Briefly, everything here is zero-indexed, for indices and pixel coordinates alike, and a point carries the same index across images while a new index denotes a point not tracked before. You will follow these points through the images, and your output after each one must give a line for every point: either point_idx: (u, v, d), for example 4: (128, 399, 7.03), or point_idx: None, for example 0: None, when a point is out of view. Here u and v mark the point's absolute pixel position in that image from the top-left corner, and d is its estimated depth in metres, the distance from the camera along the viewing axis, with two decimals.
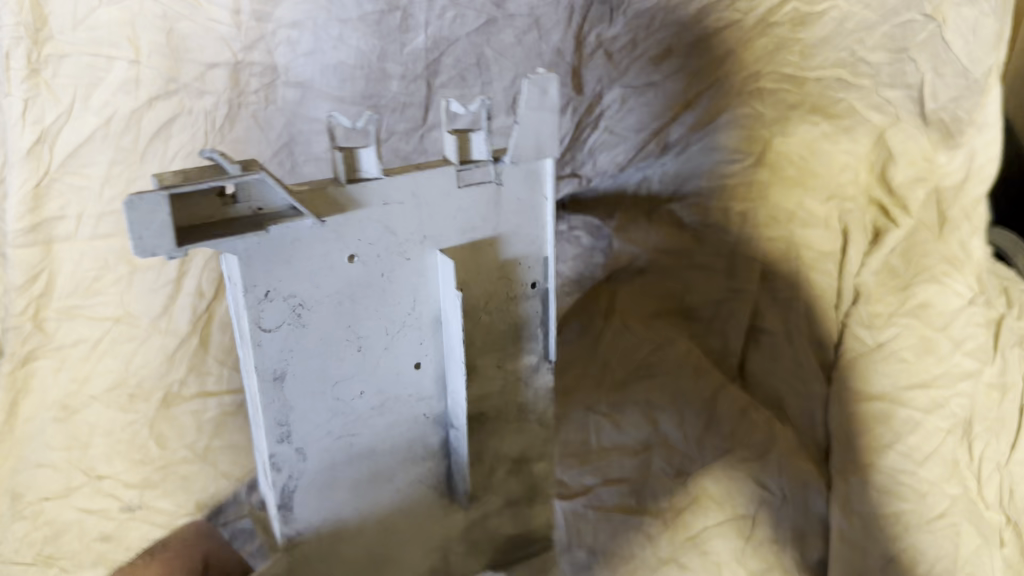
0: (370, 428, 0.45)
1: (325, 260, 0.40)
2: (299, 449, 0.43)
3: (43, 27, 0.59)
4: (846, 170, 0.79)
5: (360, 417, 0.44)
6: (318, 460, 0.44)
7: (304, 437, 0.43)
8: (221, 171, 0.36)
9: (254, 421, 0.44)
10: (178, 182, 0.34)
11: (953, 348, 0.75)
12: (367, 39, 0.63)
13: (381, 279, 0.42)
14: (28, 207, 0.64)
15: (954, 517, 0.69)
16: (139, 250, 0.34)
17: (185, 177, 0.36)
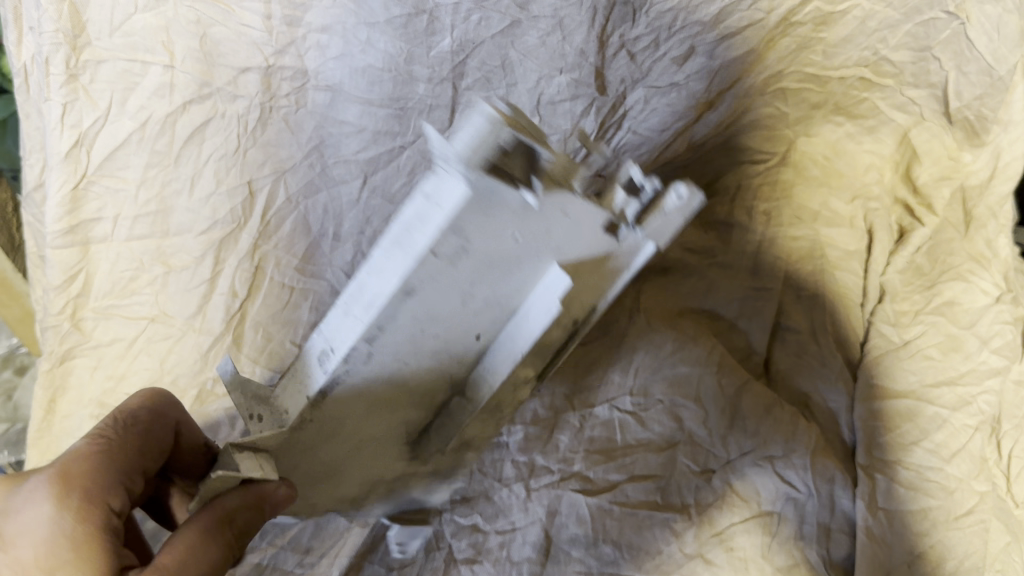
0: (415, 359, 0.54)
1: (499, 232, 0.48)
2: (367, 354, 0.50)
3: (81, 33, 0.62)
4: (871, 170, 0.81)
5: (418, 352, 0.53)
6: (375, 366, 0.51)
7: (376, 348, 0.50)
8: (539, 151, 0.44)
9: (348, 300, 0.49)
10: (519, 132, 0.42)
11: (980, 346, 0.75)
12: (394, 42, 0.64)
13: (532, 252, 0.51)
14: (66, 209, 0.66)
15: (983, 514, 0.69)
16: (479, 131, 0.41)
17: (526, 136, 0.43)
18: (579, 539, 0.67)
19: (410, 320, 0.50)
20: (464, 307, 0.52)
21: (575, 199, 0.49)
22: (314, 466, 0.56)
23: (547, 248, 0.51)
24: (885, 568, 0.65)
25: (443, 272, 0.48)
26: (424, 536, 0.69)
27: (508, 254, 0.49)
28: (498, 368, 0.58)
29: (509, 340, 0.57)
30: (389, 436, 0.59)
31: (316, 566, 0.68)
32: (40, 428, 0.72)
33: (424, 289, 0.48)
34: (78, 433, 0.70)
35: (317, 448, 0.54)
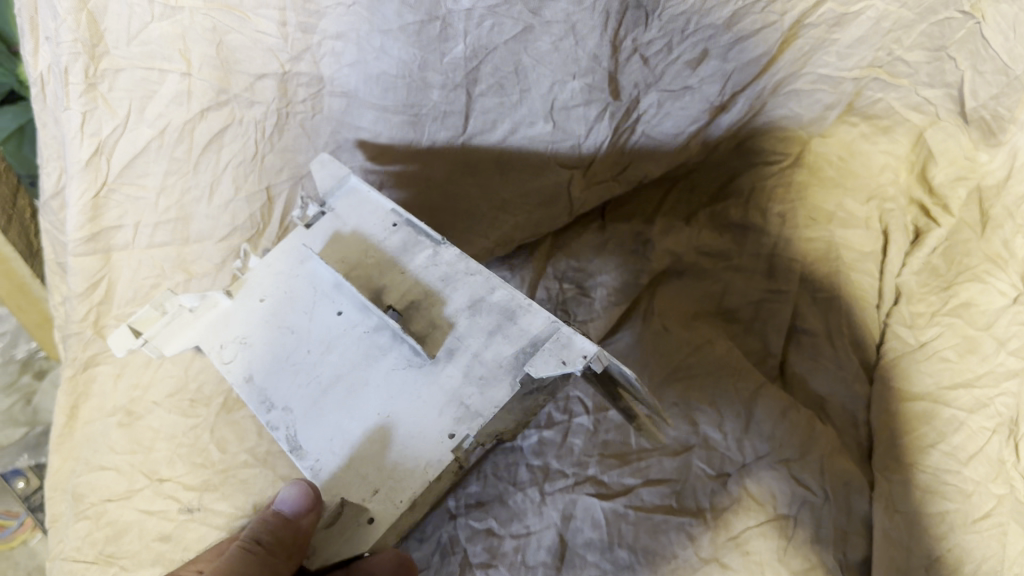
0: (328, 362, 0.57)
1: (270, 346, 0.59)
2: (284, 406, 0.56)
3: (99, 43, 0.59)
4: (886, 171, 0.83)
5: (319, 359, 0.57)
6: (302, 405, 0.56)
7: (284, 400, 0.57)
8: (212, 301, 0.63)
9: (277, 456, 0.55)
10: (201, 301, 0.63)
11: (997, 347, 0.73)
12: (407, 49, 0.64)
13: (290, 276, 0.62)
14: (87, 217, 0.66)
15: (1001, 518, 0.67)
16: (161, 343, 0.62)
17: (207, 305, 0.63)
18: (594, 542, 0.68)
19: (301, 394, 0.56)
20: (330, 325, 0.59)
21: (248, 284, 0.63)
22: (401, 470, 0.51)
23: (339, 218, 0.64)
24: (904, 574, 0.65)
25: (267, 351, 0.59)
26: (438, 540, 0.69)
27: (291, 311, 0.60)
28: (419, 258, 0.60)
29: (401, 257, 0.61)
30: (448, 389, 0.53)
31: None
32: (61, 433, 0.72)
33: (286, 381, 0.57)
34: (100, 440, 0.70)
35: (384, 478, 0.51)
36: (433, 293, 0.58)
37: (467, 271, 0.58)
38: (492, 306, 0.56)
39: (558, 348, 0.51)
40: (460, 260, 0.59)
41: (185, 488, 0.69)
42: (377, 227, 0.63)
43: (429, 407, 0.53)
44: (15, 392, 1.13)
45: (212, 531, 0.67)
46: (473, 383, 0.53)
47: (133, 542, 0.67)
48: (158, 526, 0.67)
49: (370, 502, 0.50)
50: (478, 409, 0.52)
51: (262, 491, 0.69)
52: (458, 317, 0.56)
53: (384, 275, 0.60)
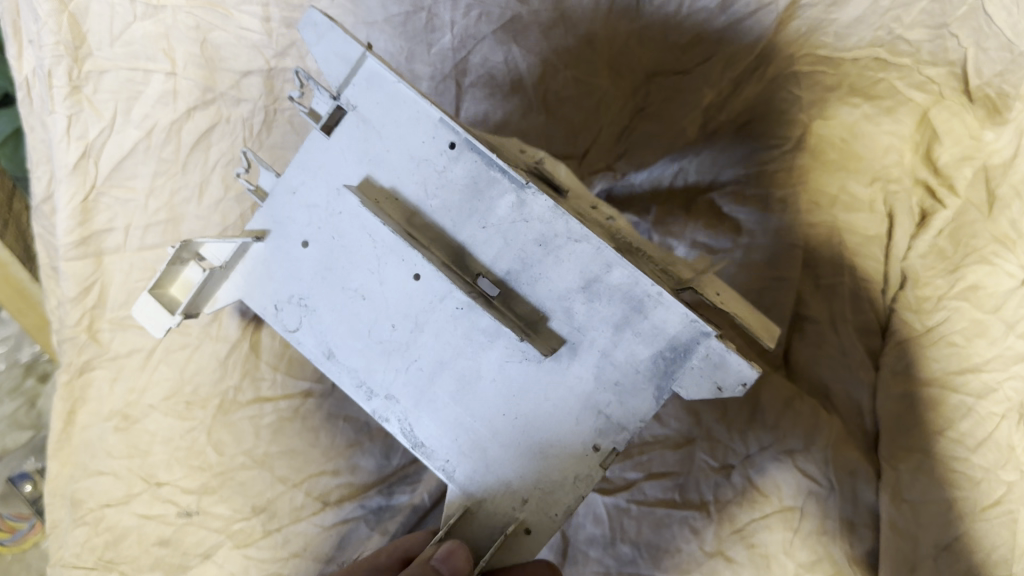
0: (424, 345, 0.50)
1: (341, 315, 0.52)
2: (387, 394, 0.51)
3: (81, 43, 0.62)
4: (890, 152, 0.77)
5: (409, 341, 0.50)
6: (407, 394, 0.51)
7: (385, 386, 0.51)
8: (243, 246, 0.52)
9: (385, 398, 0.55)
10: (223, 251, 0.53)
11: (1005, 330, 0.71)
12: (394, 41, 0.63)
13: (333, 222, 0.51)
14: (76, 221, 0.65)
15: (1011, 505, 0.67)
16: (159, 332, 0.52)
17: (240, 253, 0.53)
18: (597, 538, 0.68)
19: (404, 380, 0.51)
20: (409, 296, 0.50)
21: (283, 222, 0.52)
22: (549, 483, 0.48)
23: (372, 130, 0.49)
24: (910, 562, 0.65)
25: (342, 319, 0.52)
26: None
27: (350, 269, 0.51)
28: (501, 208, 0.47)
29: (477, 198, 0.48)
30: (580, 392, 0.48)
31: None
32: (59, 439, 0.69)
33: (380, 361, 0.51)
34: (98, 445, 0.69)
35: (531, 487, 0.48)
36: (532, 263, 0.47)
37: (571, 238, 0.46)
38: (612, 288, 0.46)
39: (709, 369, 0.45)
40: (557, 215, 0.46)
41: (184, 491, 0.68)
42: (429, 148, 0.48)
43: (564, 412, 0.48)
44: (19, 396, 1.10)
45: (211, 534, 0.68)
46: (607, 387, 0.47)
47: (132, 546, 0.68)
48: (158, 530, 0.68)
49: (523, 512, 0.49)
50: (619, 419, 0.47)
51: (261, 493, 0.69)
52: (574, 300, 0.47)
53: (458, 226, 0.48)
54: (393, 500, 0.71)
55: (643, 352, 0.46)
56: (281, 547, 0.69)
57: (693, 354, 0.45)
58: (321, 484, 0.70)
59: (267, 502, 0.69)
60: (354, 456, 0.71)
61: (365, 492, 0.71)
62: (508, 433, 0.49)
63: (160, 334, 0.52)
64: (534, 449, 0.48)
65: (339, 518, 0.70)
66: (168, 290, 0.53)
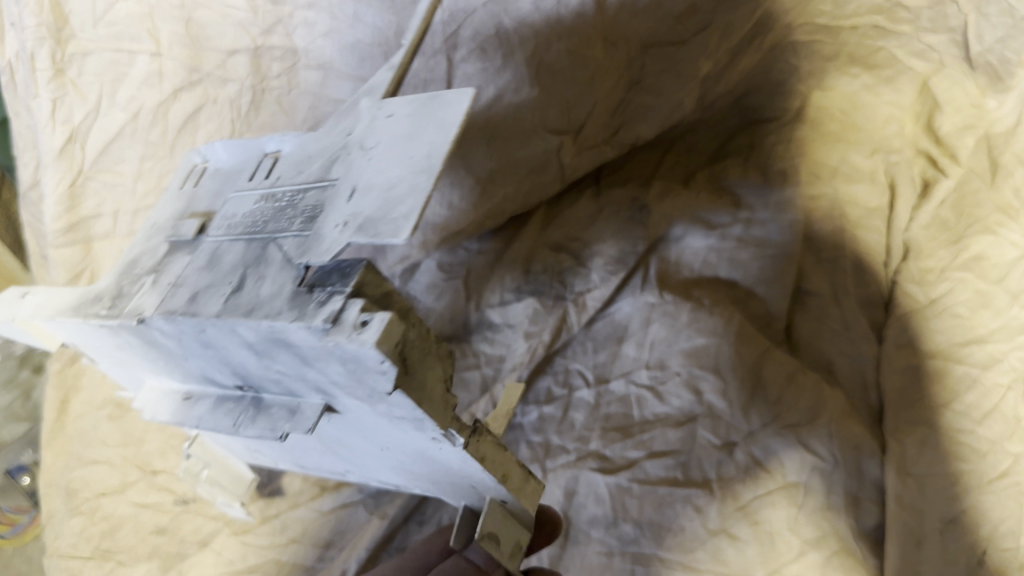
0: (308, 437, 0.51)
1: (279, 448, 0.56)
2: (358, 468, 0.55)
3: (64, 26, 0.61)
4: (891, 123, 0.77)
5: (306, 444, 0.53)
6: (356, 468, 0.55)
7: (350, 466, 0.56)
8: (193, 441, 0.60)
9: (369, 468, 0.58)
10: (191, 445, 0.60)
11: (1010, 301, 0.72)
12: (381, 16, 0.59)
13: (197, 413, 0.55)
14: (64, 207, 0.67)
15: (1018, 476, 0.66)
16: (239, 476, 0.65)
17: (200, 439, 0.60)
18: (598, 518, 0.67)
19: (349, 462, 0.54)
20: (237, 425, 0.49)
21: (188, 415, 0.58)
22: (460, 472, 0.46)
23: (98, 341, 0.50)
24: (916, 535, 0.62)
25: (268, 448, 0.57)
26: (437, 522, 0.65)
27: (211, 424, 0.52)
28: (168, 340, 0.43)
29: (154, 341, 0.44)
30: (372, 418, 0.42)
31: (336, 560, 0.64)
32: (53, 429, 0.69)
33: (316, 457, 0.56)
34: (92, 434, 0.69)
35: (466, 479, 0.48)
36: (233, 360, 0.42)
37: (202, 334, 0.40)
38: (262, 341, 0.39)
39: (357, 360, 0.35)
40: (178, 321, 0.41)
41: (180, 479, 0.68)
42: (98, 333, 0.46)
43: (387, 431, 0.43)
44: (15, 388, 1.10)
45: (208, 521, 0.67)
46: (371, 402, 0.40)
47: (129, 536, 0.66)
48: (155, 519, 0.67)
49: (485, 493, 0.48)
50: (409, 415, 0.40)
51: (259, 479, 0.69)
52: (272, 364, 0.41)
53: (185, 361, 0.46)
54: None
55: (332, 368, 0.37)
56: (279, 533, 0.66)
57: (338, 353, 0.35)
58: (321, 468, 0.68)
59: (264, 488, 0.68)
60: None
61: None
62: (399, 455, 0.48)
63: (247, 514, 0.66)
64: (421, 460, 0.47)
65: (338, 503, 0.67)
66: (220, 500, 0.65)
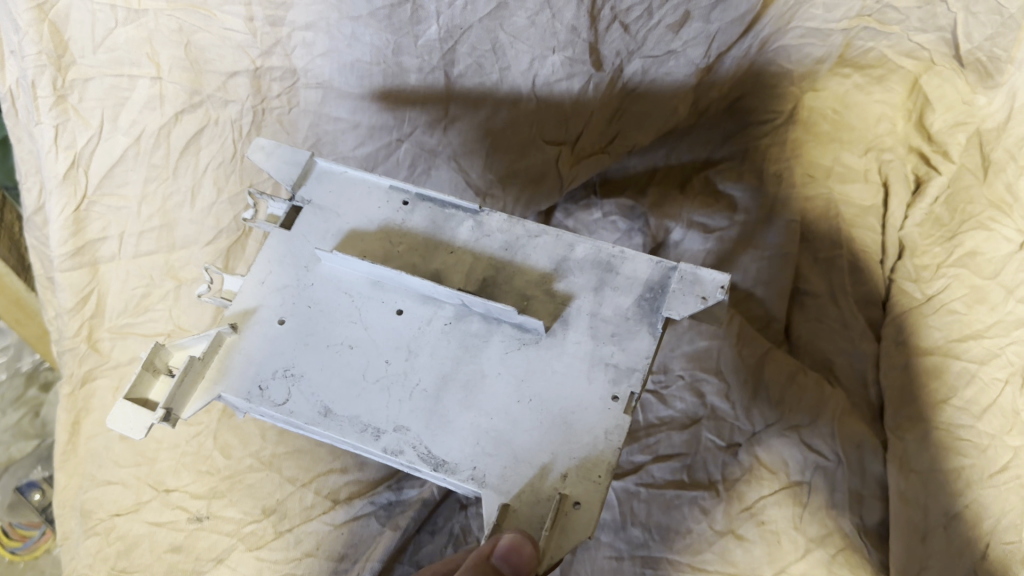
0: (424, 364, 0.50)
1: (337, 367, 0.50)
2: (396, 429, 0.48)
3: (65, 53, 0.58)
4: (883, 120, 0.81)
5: (403, 372, 0.49)
6: (413, 419, 0.48)
7: (391, 420, 0.48)
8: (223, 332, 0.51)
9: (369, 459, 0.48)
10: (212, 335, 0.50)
11: (1006, 295, 0.72)
12: (380, 34, 0.61)
13: (304, 308, 0.52)
14: (70, 231, 0.65)
15: (1019, 469, 0.65)
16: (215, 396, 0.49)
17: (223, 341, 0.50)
18: (607, 523, 0.67)
19: (410, 408, 0.48)
20: (396, 330, 0.51)
21: (260, 312, 0.52)
22: (581, 448, 0.46)
23: (331, 212, 0.55)
24: (920, 530, 0.64)
25: (333, 373, 0.50)
26: (449, 531, 0.72)
27: (333, 327, 0.51)
28: (461, 232, 0.54)
29: (440, 232, 0.54)
30: (585, 355, 0.49)
31: (352, 572, 0.67)
32: (66, 451, 0.70)
33: (379, 398, 0.49)
34: (104, 454, 0.68)
35: (567, 459, 0.46)
36: (503, 265, 0.52)
37: (530, 234, 0.53)
38: (580, 262, 0.52)
39: (688, 286, 0.50)
40: (512, 223, 0.54)
41: (193, 497, 0.67)
42: (386, 208, 0.55)
43: (574, 378, 0.48)
44: (23, 405, 1.08)
45: (223, 538, 0.66)
46: (607, 340, 0.49)
47: (145, 555, 0.66)
48: (169, 537, 0.66)
49: (566, 486, 0.45)
50: (629, 364, 0.49)
51: (271, 494, 0.68)
52: (554, 278, 0.52)
53: (428, 259, 0.53)
54: (402, 495, 0.71)
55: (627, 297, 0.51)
56: (293, 547, 0.66)
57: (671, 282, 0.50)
58: (330, 482, 0.70)
59: (277, 503, 0.68)
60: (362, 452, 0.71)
61: (374, 489, 0.70)
62: (527, 417, 0.47)
63: (142, 432, 0.46)
64: (556, 423, 0.47)
65: (351, 515, 0.69)
66: (146, 398, 0.48)
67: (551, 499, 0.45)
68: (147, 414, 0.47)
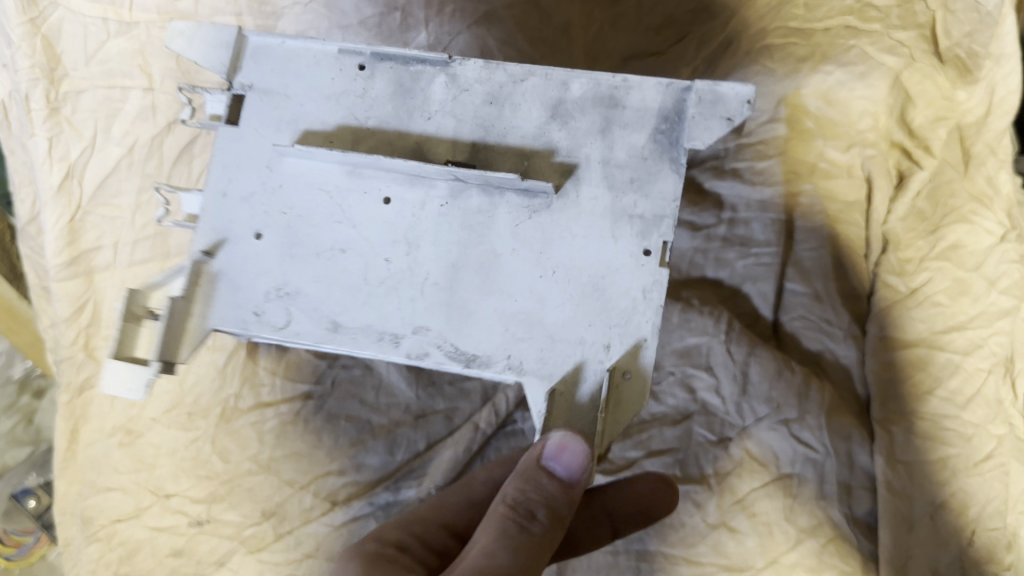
0: (429, 244, 0.51)
1: (345, 270, 0.51)
2: (417, 330, 0.50)
3: (57, 65, 0.65)
4: (864, 117, 0.77)
5: (409, 267, 0.51)
6: (434, 314, 0.50)
7: (411, 321, 0.50)
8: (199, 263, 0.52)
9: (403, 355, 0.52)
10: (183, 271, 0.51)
11: (988, 287, 0.74)
12: (370, 42, 0.67)
13: (280, 215, 0.52)
14: (65, 241, 0.67)
15: (1002, 457, 0.69)
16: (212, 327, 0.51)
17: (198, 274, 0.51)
18: None
19: (425, 306, 0.50)
20: (387, 220, 0.52)
21: (232, 230, 0.53)
22: (617, 313, 0.49)
23: (280, 96, 0.54)
24: (908, 520, 0.66)
25: (333, 282, 0.51)
26: None
27: (318, 230, 0.52)
28: (437, 90, 0.54)
29: (411, 94, 0.54)
30: (603, 211, 0.51)
31: None
32: (65, 458, 0.71)
33: (390, 302, 0.51)
34: (103, 461, 0.69)
35: (608, 329, 0.49)
36: (493, 122, 0.53)
37: (515, 80, 0.53)
38: (577, 103, 0.53)
39: (711, 107, 0.51)
40: (491, 72, 0.54)
41: (193, 501, 0.68)
42: (342, 78, 0.54)
43: (598, 243, 0.50)
44: (15, 413, 1.08)
45: (224, 541, 0.67)
46: (627, 188, 0.51)
47: (146, 560, 0.67)
48: (171, 541, 0.67)
49: (609, 356, 0.48)
50: (656, 213, 0.51)
51: (270, 497, 0.68)
52: (551, 133, 0.52)
53: (408, 129, 0.53)
54: (399, 495, 0.69)
55: (627, 80, 0.52)
56: (293, 549, 0.67)
57: (688, 106, 0.52)
58: (328, 484, 0.69)
59: (275, 505, 0.68)
60: (359, 454, 0.70)
61: (372, 489, 0.69)
62: (553, 291, 0.50)
63: (143, 392, 0.48)
64: (578, 284, 0.50)
65: (349, 516, 0.68)
66: (136, 355, 0.48)
67: (598, 383, 0.48)
68: (144, 369, 0.48)
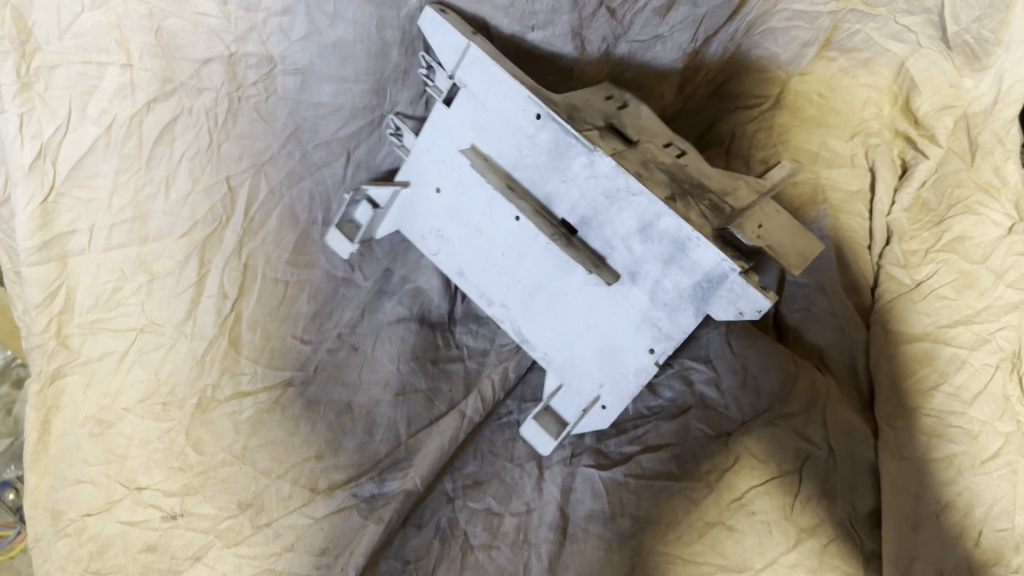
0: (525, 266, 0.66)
1: (476, 236, 0.68)
2: (502, 305, 0.69)
3: (29, 38, 0.54)
4: (869, 105, 0.81)
5: (507, 261, 0.67)
6: (512, 301, 0.69)
7: (500, 298, 0.69)
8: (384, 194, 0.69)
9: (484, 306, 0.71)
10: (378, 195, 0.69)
11: (994, 280, 0.72)
12: (361, 10, 0.61)
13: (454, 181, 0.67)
14: (38, 224, 0.60)
15: (1010, 456, 0.65)
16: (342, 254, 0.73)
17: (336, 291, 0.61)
18: (596, 513, 0.66)
19: (513, 296, 0.68)
20: (513, 231, 0.65)
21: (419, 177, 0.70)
22: (621, 359, 0.65)
23: (479, 104, 0.62)
24: (912, 520, 0.63)
25: (468, 245, 0.69)
26: (436, 525, 0.67)
27: (471, 211, 0.67)
28: (575, 168, 0.59)
29: (559, 160, 0.60)
30: (640, 310, 0.62)
31: (336, 566, 0.64)
32: (35, 451, 0.64)
33: (500, 284, 0.68)
34: (75, 453, 0.64)
35: (606, 375, 0.66)
36: (599, 212, 0.59)
37: (629, 193, 0.57)
38: (659, 234, 0.57)
39: (734, 298, 0.56)
40: (616, 175, 0.57)
41: (166, 494, 0.65)
42: (522, 121, 0.60)
43: (628, 322, 0.63)
44: None
45: (199, 535, 0.64)
46: (660, 308, 0.60)
47: (119, 555, 0.62)
48: (144, 536, 0.63)
49: (603, 390, 0.67)
50: (673, 333, 0.61)
51: (247, 488, 0.66)
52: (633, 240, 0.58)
53: (543, 184, 0.62)
54: (385, 487, 0.68)
55: (688, 225, 0.55)
56: (272, 542, 0.64)
57: (727, 283, 0.55)
58: (307, 471, 0.68)
59: (253, 496, 0.66)
60: (337, 438, 0.70)
61: (356, 481, 0.68)
62: (603, 317, 0.64)
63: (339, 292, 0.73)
64: (607, 354, 0.66)
65: (332, 508, 0.66)
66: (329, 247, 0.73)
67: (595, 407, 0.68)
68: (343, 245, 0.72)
